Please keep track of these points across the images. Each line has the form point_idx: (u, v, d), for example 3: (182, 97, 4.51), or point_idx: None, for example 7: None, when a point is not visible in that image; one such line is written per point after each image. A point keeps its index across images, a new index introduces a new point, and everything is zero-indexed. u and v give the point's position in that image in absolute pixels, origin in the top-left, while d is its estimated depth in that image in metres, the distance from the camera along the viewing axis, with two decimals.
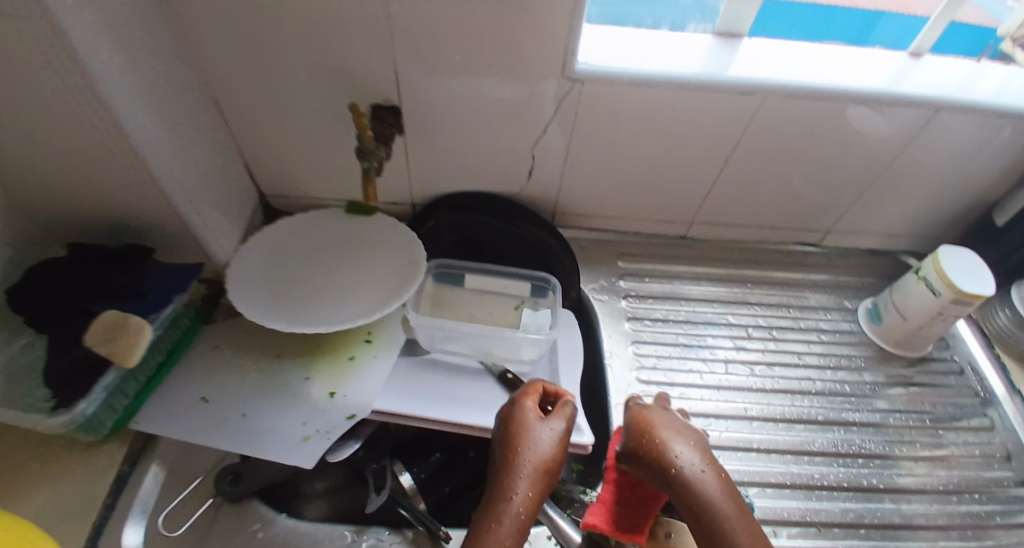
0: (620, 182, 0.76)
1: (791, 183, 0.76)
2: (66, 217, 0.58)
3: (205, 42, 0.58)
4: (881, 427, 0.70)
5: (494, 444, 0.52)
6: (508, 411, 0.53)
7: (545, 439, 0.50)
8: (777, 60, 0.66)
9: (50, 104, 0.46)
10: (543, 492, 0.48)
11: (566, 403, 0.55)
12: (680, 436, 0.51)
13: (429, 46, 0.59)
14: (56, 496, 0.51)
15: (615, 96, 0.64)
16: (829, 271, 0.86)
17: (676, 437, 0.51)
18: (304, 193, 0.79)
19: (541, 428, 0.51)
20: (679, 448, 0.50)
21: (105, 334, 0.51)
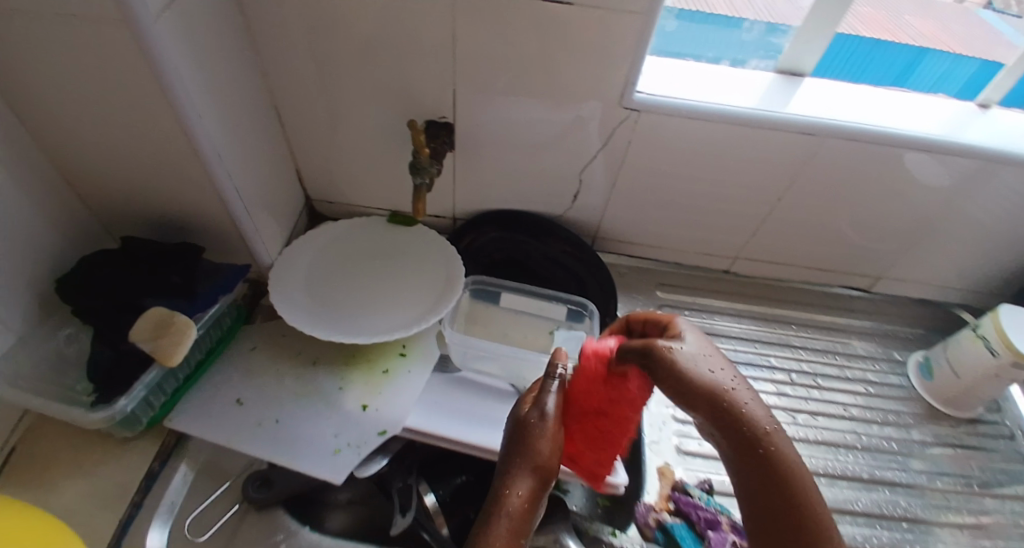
0: (667, 213, 0.75)
1: (844, 226, 0.74)
2: (123, 210, 0.60)
3: (270, 49, 0.59)
4: (925, 491, 0.67)
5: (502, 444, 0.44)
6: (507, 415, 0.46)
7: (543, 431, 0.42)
8: (840, 101, 0.65)
9: (122, 103, 0.47)
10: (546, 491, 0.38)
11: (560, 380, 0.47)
12: (703, 345, 0.39)
13: (490, 66, 0.59)
14: (91, 487, 0.52)
15: (671, 128, 0.63)
16: (877, 319, 0.83)
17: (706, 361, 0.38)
18: (348, 200, 0.79)
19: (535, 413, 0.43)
20: (707, 363, 0.39)
21: (152, 330, 0.51)
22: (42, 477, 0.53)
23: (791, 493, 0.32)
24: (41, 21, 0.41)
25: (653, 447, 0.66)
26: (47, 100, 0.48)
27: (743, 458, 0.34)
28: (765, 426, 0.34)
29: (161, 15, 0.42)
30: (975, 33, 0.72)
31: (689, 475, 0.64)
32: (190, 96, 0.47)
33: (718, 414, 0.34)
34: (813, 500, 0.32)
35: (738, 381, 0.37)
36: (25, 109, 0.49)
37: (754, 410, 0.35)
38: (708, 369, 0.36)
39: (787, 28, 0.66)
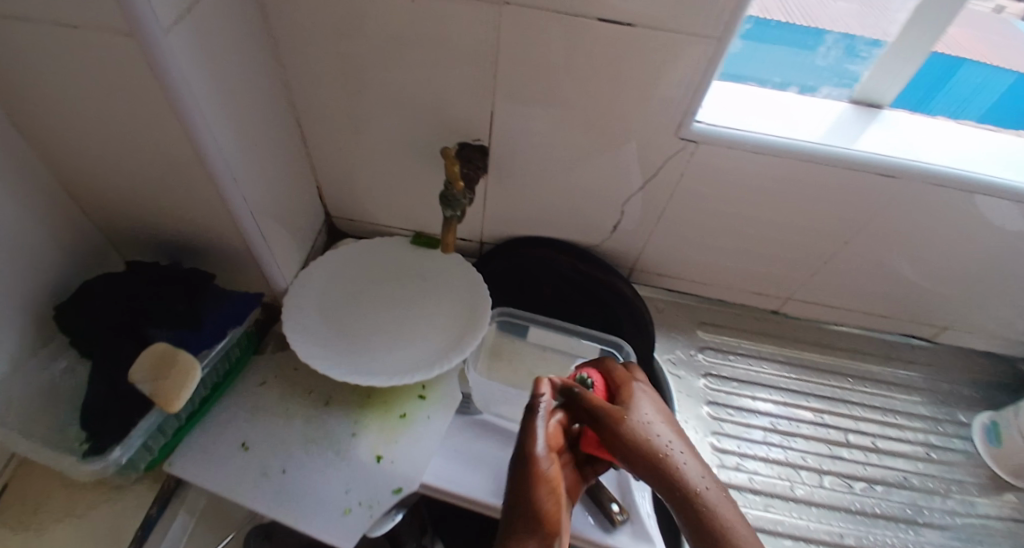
0: (715, 249, 0.69)
1: (913, 272, 0.67)
2: (132, 230, 0.56)
3: (296, 60, 0.54)
4: None
5: None
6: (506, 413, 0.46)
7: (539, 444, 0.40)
8: (923, 138, 0.57)
9: (129, 122, 0.43)
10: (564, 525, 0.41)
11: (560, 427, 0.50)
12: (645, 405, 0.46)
13: (535, 88, 0.53)
14: (80, 535, 0.49)
15: (731, 162, 0.57)
16: (939, 372, 0.76)
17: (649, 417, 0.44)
18: (371, 219, 0.74)
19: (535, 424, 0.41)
20: (646, 419, 0.44)
21: (152, 369, 0.47)
22: (33, 518, 0.49)
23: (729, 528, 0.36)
24: (40, 32, 0.37)
25: None
26: (49, 116, 0.44)
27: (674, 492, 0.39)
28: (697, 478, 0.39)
29: (173, 28, 0.37)
30: (1007, 43, 0.63)
31: None
32: (204, 117, 0.43)
33: (628, 437, 0.42)
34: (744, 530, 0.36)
35: (675, 445, 0.42)
36: (27, 124, 0.45)
37: (680, 449, 0.41)
38: (646, 417, 0.44)
39: (869, 53, 0.59)
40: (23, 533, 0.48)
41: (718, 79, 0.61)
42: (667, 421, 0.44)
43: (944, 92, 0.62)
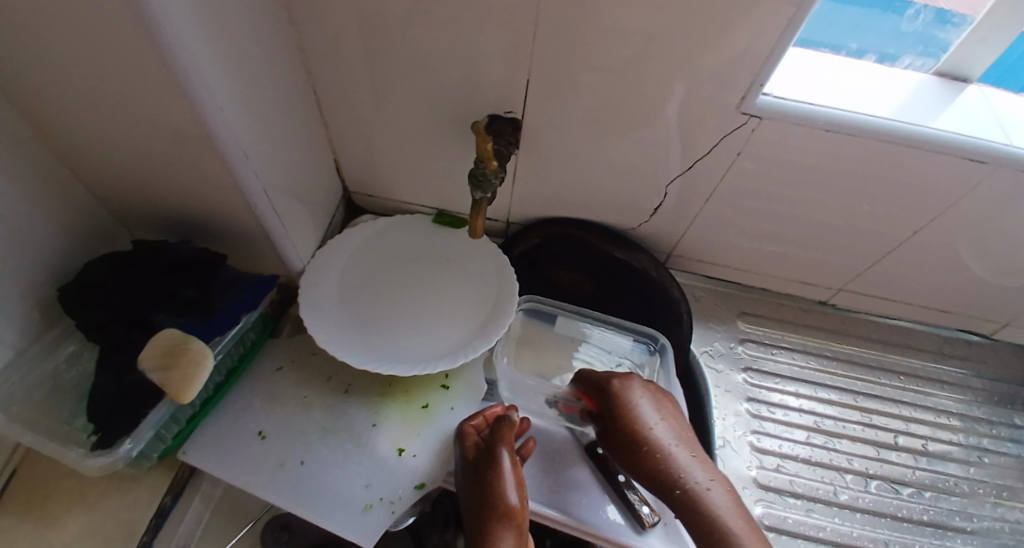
0: (764, 235, 0.63)
1: (984, 266, 0.61)
2: (138, 205, 0.52)
3: (313, 19, 0.49)
4: None
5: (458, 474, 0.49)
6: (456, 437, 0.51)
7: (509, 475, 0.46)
8: (1018, 117, 0.50)
9: (126, 89, 0.38)
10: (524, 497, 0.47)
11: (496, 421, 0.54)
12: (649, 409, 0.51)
13: (580, 54, 0.47)
14: (93, 526, 0.47)
15: (795, 142, 0.51)
16: (995, 371, 0.71)
17: (658, 425, 0.50)
18: (391, 195, 0.70)
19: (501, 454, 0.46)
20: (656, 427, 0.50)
21: (162, 358, 0.44)
22: (44, 508, 0.47)
23: (723, 528, 0.44)
24: None
25: None
26: (37, 82, 0.39)
27: (671, 494, 0.47)
28: (694, 481, 0.47)
29: None
30: None
31: None
32: (210, 85, 0.38)
33: (637, 444, 0.49)
34: (738, 525, 0.44)
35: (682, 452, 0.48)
36: (14, 90, 0.40)
37: (678, 449, 0.49)
38: (653, 424, 0.50)
39: (963, 20, 0.51)
40: (33, 524, 0.46)
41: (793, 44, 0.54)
42: (669, 423, 0.51)
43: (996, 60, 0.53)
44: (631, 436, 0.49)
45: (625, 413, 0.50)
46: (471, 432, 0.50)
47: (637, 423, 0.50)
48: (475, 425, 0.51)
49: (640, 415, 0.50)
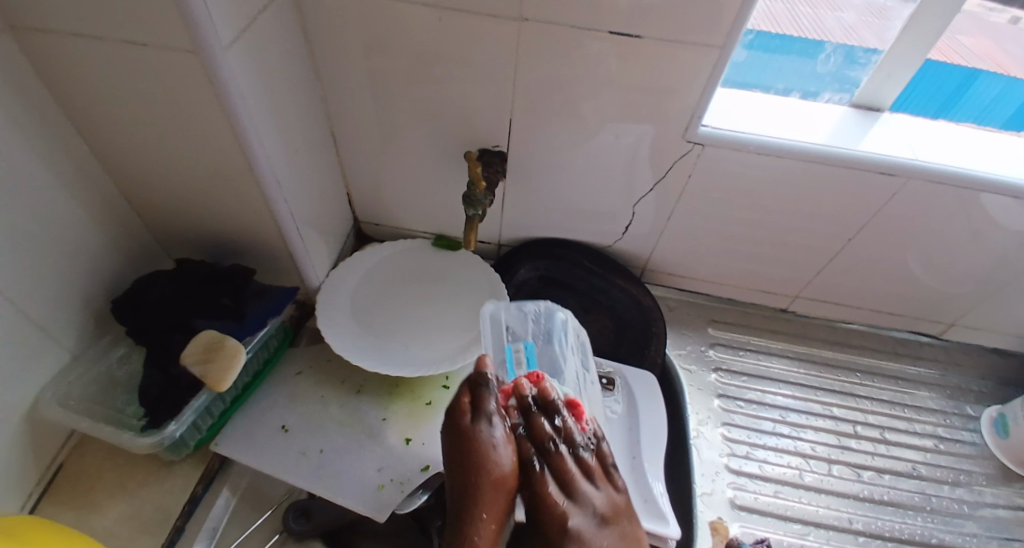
0: (724, 248, 0.72)
1: (919, 269, 0.69)
2: (180, 231, 0.61)
3: (333, 75, 0.59)
4: None
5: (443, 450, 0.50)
6: (448, 410, 0.52)
7: (501, 438, 0.49)
8: (924, 139, 0.60)
9: (186, 133, 0.47)
10: (508, 498, 0.48)
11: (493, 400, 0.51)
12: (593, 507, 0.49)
13: (552, 97, 0.57)
14: (132, 512, 0.53)
15: (737, 165, 0.60)
16: (946, 367, 0.78)
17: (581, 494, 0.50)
18: (397, 224, 0.79)
19: (486, 425, 0.49)
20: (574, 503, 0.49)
21: (202, 355, 0.52)
22: (87, 495, 0.54)
23: None
24: (112, 50, 0.41)
25: (703, 499, 0.63)
26: (113, 127, 0.49)
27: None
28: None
29: (232, 46, 0.42)
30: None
31: (745, 532, 0.61)
32: (254, 128, 0.47)
33: None
34: None
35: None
36: (91, 134, 0.50)
37: None
38: (589, 530, 0.48)
39: (868, 60, 0.61)
40: (81, 508, 0.53)
41: (729, 86, 0.64)
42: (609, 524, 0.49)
43: (960, 105, 0.64)
44: (574, 526, 0.48)
45: (585, 498, 0.50)
46: (463, 406, 0.51)
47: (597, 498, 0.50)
48: (468, 399, 0.51)
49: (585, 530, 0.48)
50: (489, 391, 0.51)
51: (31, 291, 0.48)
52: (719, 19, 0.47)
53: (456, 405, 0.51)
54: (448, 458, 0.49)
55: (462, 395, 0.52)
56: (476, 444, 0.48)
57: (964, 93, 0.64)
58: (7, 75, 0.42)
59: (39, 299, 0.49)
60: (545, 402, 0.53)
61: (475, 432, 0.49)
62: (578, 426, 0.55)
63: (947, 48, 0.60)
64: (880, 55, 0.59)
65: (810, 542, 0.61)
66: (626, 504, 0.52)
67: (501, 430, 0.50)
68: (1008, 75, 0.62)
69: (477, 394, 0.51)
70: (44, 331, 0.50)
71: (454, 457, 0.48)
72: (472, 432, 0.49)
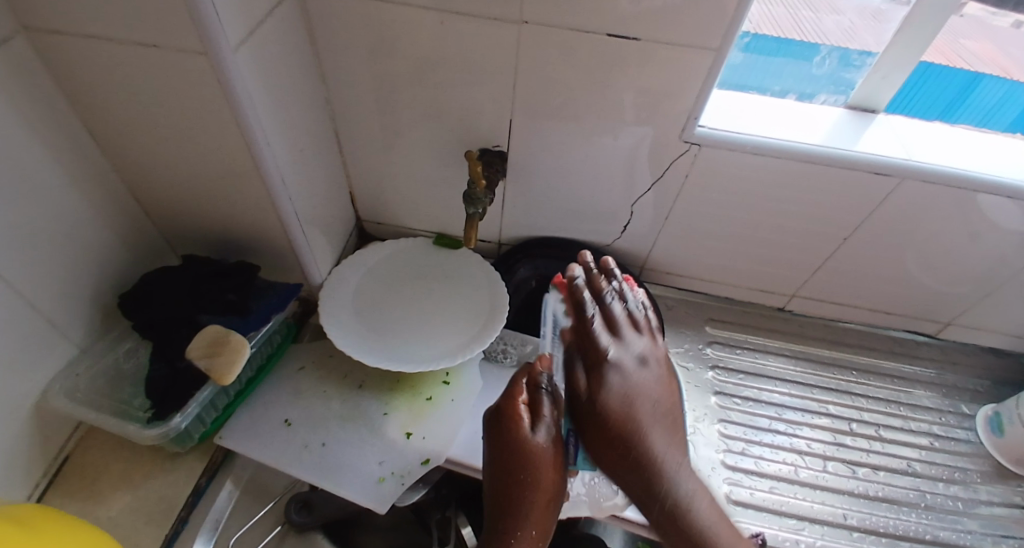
0: (721, 247, 0.73)
1: (915, 268, 0.70)
2: (186, 228, 0.62)
3: (338, 76, 0.60)
4: None
5: (491, 455, 0.50)
6: (495, 412, 0.52)
7: (554, 451, 0.50)
8: (918, 139, 0.61)
9: (193, 131, 0.49)
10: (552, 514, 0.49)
11: (544, 398, 0.52)
12: (636, 348, 0.58)
13: (552, 98, 0.58)
14: (137, 502, 0.54)
15: (733, 165, 0.61)
16: (942, 367, 0.79)
17: (623, 340, 0.58)
18: (398, 223, 0.80)
19: (541, 434, 0.50)
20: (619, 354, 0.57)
21: (206, 348, 0.53)
22: (94, 486, 0.55)
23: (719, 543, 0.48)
24: (123, 51, 0.42)
25: None
26: (122, 126, 0.50)
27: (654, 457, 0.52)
28: (663, 442, 0.53)
29: (239, 47, 0.43)
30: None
31: (740, 527, 0.61)
32: (260, 127, 0.48)
33: (613, 416, 0.53)
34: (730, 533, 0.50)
35: (662, 438, 0.53)
36: (101, 132, 0.51)
37: (652, 429, 0.53)
38: (637, 390, 0.55)
39: (863, 62, 0.62)
40: (88, 498, 0.54)
41: (726, 87, 0.65)
42: (654, 386, 0.56)
43: (961, 109, 0.65)
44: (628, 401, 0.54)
45: (624, 353, 0.57)
46: (518, 410, 0.51)
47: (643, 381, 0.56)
48: (524, 401, 0.52)
49: (632, 386, 0.55)
50: (543, 395, 0.52)
51: (40, 285, 0.49)
52: (715, 22, 0.48)
53: (512, 407, 0.51)
54: (497, 465, 0.49)
55: (518, 396, 0.52)
56: (529, 457, 0.49)
57: (966, 97, 0.64)
58: (19, 74, 0.43)
59: (48, 293, 0.50)
60: (591, 282, 0.59)
61: (529, 444, 0.49)
62: (625, 286, 0.61)
63: (945, 51, 0.61)
64: (875, 58, 0.60)
65: (806, 538, 0.61)
66: (669, 400, 0.56)
67: (556, 430, 0.51)
68: (1011, 78, 0.62)
69: (534, 396, 0.52)
70: (53, 325, 0.51)
71: (504, 465, 0.49)
72: (529, 439, 0.49)
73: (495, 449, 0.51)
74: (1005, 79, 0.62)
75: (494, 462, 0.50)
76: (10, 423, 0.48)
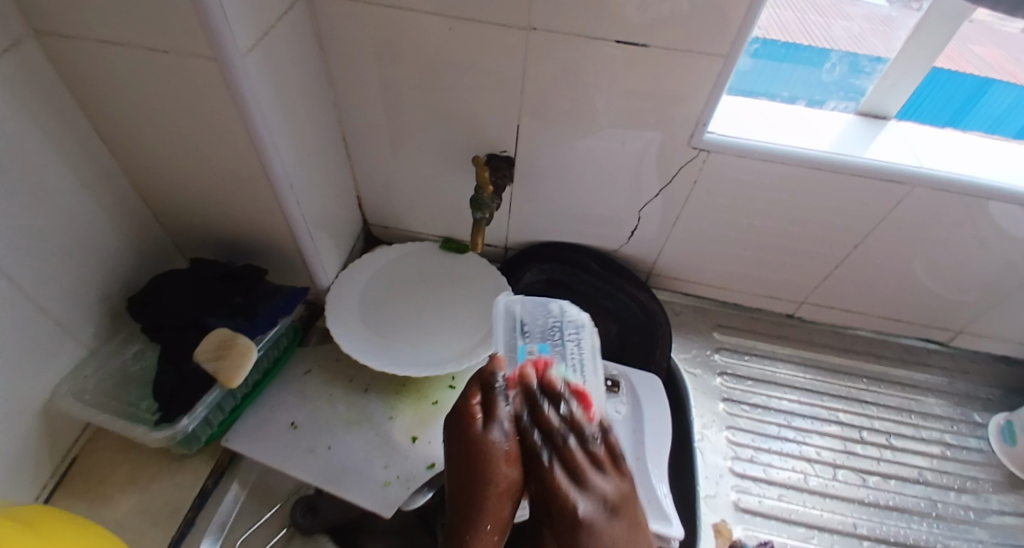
0: (729, 253, 0.72)
1: (925, 275, 0.69)
2: (195, 231, 0.62)
3: (346, 82, 0.60)
4: None
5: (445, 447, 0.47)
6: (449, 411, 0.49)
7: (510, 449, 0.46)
8: (929, 145, 0.61)
9: (203, 136, 0.49)
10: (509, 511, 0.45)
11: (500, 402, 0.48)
12: (609, 489, 0.47)
13: (560, 103, 0.58)
14: (143, 505, 0.54)
15: (741, 170, 0.61)
16: (953, 375, 0.78)
17: (592, 468, 0.48)
18: (405, 227, 0.80)
19: (495, 432, 0.46)
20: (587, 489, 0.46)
21: (214, 351, 0.53)
22: (101, 488, 0.55)
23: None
24: (135, 56, 0.43)
25: (707, 502, 0.63)
26: (133, 130, 0.50)
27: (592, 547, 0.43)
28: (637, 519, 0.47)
29: (249, 53, 0.43)
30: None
31: (748, 535, 0.61)
32: (270, 131, 0.48)
33: None
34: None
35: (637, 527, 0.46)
36: (112, 136, 0.51)
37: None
38: (612, 514, 0.45)
39: (873, 69, 0.62)
40: (95, 500, 0.54)
41: (734, 93, 0.65)
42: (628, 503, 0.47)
43: (973, 114, 0.65)
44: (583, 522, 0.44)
45: (598, 495, 0.46)
46: (472, 410, 0.47)
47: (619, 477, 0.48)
48: (478, 402, 0.48)
49: (606, 509, 0.45)
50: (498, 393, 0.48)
51: (50, 288, 0.49)
52: (723, 28, 0.48)
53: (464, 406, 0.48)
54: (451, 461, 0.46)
55: (472, 399, 0.48)
56: (484, 454, 0.45)
57: (977, 102, 0.64)
58: (33, 79, 0.43)
59: (57, 296, 0.50)
60: (547, 389, 0.50)
61: (483, 441, 0.46)
62: (585, 416, 0.51)
63: (954, 53, 0.61)
64: (885, 65, 0.60)
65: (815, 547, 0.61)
66: (643, 522, 0.47)
67: (512, 433, 0.47)
68: (1019, 83, 0.62)
69: (489, 397, 0.48)
70: (62, 327, 0.52)
71: (456, 461, 0.46)
72: (483, 435, 0.46)
73: (451, 445, 0.47)
74: (1016, 84, 0.62)
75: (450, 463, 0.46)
76: (19, 425, 0.48)
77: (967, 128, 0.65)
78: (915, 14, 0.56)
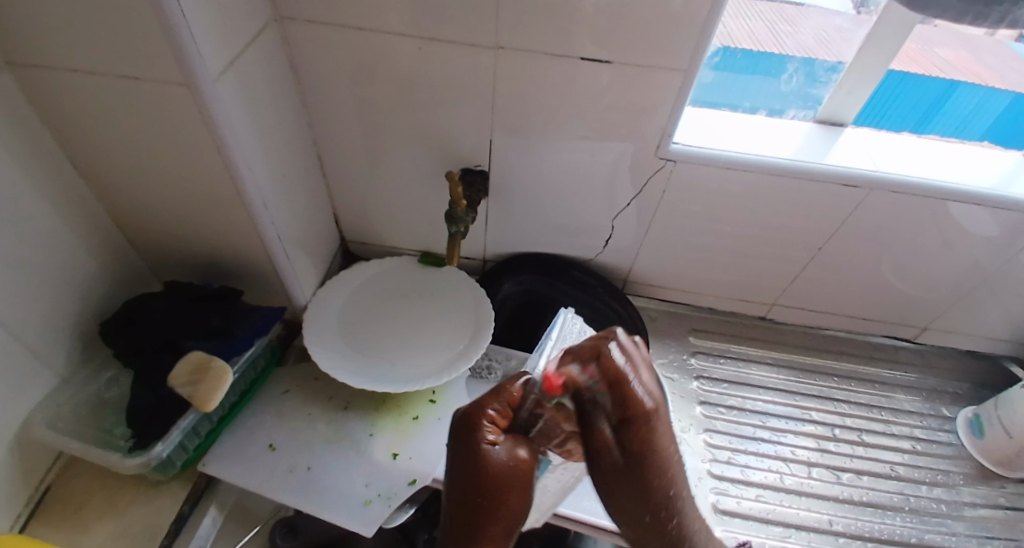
0: (702, 259, 0.74)
1: (889, 274, 0.72)
2: (168, 253, 0.62)
3: (319, 101, 0.61)
4: None
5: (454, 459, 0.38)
6: (455, 426, 0.39)
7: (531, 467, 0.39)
8: (882, 151, 0.63)
9: (172, 159, 0.49)
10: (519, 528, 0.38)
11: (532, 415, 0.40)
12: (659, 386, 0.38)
13: (530, 119, 0.59)
14: (118, 533, 0.53)
15: (708, 179, 0.63)
16: (922, 371, 0.81)
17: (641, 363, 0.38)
18: (383, 242, 0.81)
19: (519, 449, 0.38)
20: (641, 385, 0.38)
21: (189, 375, 0.53)
22: (74, 517, 0.54)
23: None
24: (103, 82, 0.43)
25: None
26: (102, 154, 0.50)
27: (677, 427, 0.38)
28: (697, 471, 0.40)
29: (220, 77, 0.44)
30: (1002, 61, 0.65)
31: (727, 536, 0.61)
32: (242, 153, 0.49)
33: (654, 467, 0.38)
34: None
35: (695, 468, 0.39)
36: (82, 161, 0.51)
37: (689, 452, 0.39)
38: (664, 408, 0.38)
39: (828, 78, 0.65)
40: (67, 530, 0.53)
41: (700, 104, 0.67)
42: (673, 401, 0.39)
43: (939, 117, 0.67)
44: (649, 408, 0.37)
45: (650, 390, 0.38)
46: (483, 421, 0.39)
47: (671, 398, 0.38)
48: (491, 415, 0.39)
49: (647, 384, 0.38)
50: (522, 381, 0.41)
51: (21, 315, 0.49)
52: (684, 42, 0.50)
53: (477, 416, 0.39)
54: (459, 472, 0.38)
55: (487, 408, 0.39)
56: (498, 474, 0.37)
57: (940, 104, 0.66)
58: (0, 106, 0.43)
59: (28, 323, 0.50)
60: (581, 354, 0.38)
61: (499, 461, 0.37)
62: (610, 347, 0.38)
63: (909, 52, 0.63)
64: (839, 73, 0.63)
65: (793, 545, 0.62)
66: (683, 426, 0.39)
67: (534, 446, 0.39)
68: (985, 83, 0.64)
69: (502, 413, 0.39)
70: (34, 354, 0.51)
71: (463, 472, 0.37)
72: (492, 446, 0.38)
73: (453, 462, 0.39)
74: (982, 84, 0.64)
75: (464, 484, 0.37)
76: None
77: (930, 132, 0.68)
78: (871, 19, 0.58)
